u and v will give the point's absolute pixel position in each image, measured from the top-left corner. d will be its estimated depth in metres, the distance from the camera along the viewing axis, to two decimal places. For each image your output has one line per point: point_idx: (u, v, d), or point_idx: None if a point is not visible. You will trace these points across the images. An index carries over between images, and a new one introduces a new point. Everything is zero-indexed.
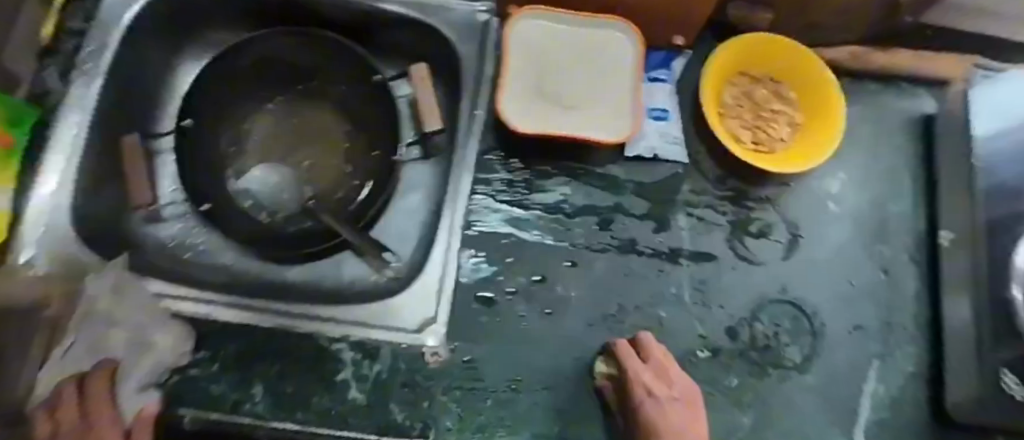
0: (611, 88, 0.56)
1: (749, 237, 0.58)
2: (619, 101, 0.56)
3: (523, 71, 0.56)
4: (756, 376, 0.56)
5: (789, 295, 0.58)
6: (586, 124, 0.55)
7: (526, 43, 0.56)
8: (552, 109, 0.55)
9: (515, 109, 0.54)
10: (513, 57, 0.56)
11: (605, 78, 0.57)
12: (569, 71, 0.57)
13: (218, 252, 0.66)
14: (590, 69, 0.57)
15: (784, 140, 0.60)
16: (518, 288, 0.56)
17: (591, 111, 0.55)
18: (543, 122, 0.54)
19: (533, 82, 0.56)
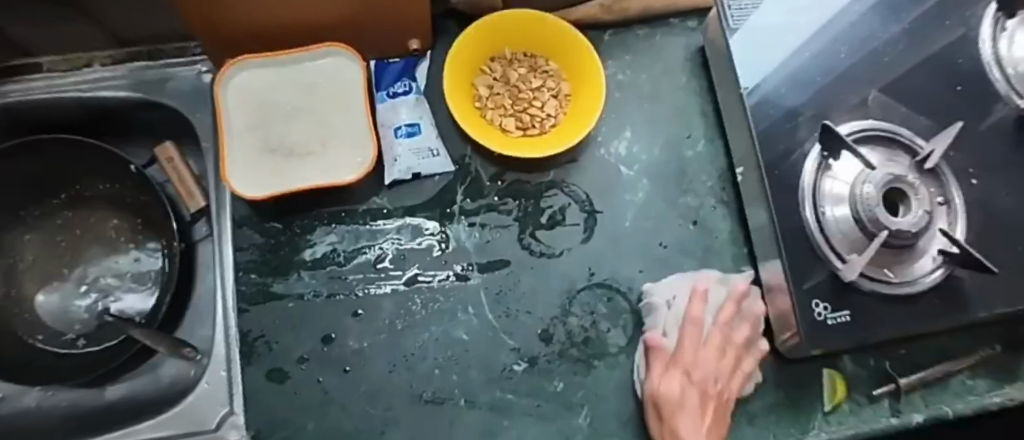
0: (347, 120, 0.52)
1: (541, 230, 0.55)
2: (357, 131, 0.52)
3: (250, 130, 0.52)
4: (583, 372, 0.53)
5: (597, 277, 0.55)
6: (326, 169, 0.51)
7: (247, 99, 0.52)
8: (289, 163, 0.52)
9: (246, 174, 0.50)
10: (235, 118, 0.52)
11: (340, 110, 0.53)
12: (302, 115, 0.53)
13: (20, 393, 0.61)
14: (323, 106, 0.53)
15: (554, 116, 0.56)
16: (309, 354, 0.51)
17: (331, 152, 0.52)
18: (280, 180, 0.51)
19: (264, 139, 0.52)
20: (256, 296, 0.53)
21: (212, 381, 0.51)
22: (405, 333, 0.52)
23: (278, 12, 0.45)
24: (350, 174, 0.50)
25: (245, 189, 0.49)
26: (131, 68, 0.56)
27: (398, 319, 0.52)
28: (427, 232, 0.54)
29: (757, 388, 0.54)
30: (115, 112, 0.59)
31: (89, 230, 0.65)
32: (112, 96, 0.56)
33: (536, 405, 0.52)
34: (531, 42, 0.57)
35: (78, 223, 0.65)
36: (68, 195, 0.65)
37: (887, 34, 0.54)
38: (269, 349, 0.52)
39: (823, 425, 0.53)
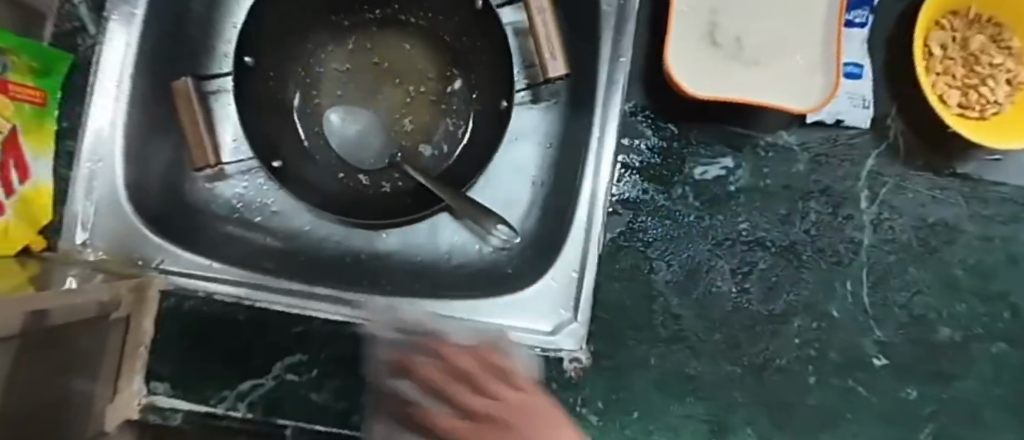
0: (801, 35, 0.44)
1: (940, 225, 0.48)
2: (811, 52, 0.44)
3: (692, 12, 0.44)
4: (940, 387, 0.47)
5: (985, 294, 0.48)
6: (767, 87, 0.43)
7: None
8: (731, 67, 0.43)
9: (682, 67, 0.43)
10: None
11: (797, 22, 0.44)
12: (752, 14, 0.44)
13: (293, 214, 0.55)
14: (779, 13, 0.44)
15: (999, 104, 0.48)
16: (675, 280, 0.45)
17: (778, 69, 0.44)
18: (719, 84, 0.43)
19: (706, 28, 0.44)
20: (629, 201, 0.45)
21: (556, 278, 0.45)
22: (777, 291, 0.46)
23: None
24: (797, 104, 0.42)
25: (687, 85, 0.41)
26: None
27: (774, 273, 0.46)
28: (826, 189, 0.47)
29: None
30: None
31: (395, 58, 0.56)
32: None
33: (883, 406, 0.47)
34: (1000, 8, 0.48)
35: (379, 50, 0.56)
36: (383, 13, 0.56)
37: None
38: (638, 264, 0.45)
39: None
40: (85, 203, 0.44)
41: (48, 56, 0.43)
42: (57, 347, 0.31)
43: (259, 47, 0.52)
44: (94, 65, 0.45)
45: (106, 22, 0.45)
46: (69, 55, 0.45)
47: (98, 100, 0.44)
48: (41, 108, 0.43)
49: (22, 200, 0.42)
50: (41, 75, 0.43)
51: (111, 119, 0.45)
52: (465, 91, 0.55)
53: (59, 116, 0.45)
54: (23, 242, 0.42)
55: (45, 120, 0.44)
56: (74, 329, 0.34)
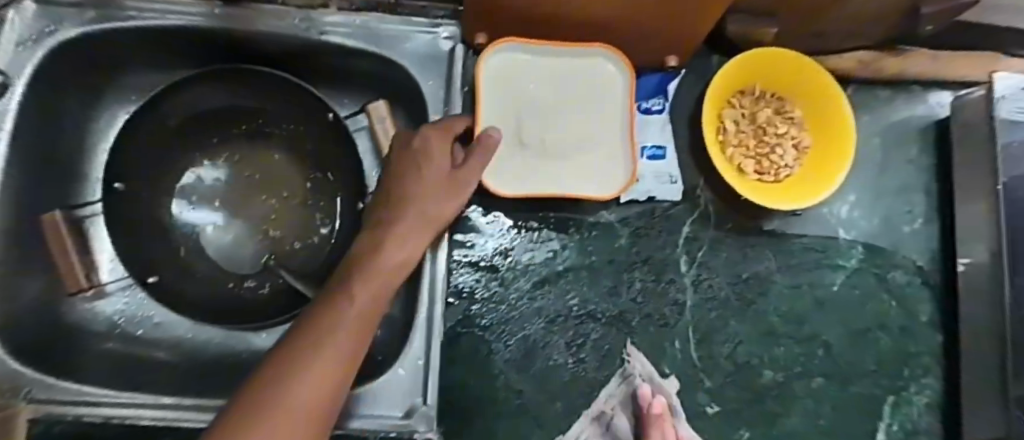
0: (603, 128, 0.50)
1: (753, 279, 0.54)
2: (613, 142, 0.49)
3: (501, 117, 0.49)
4: (769, 425, 0.53)
5: (798, 335, 0.54)
6: (575, 178, 0.49)
7: (505, 81, 0.49)
8: (541, 163, 0.48)
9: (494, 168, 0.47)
10: (489, 100, 0.49)
11: (594, 115, 0.50)
12: (558, 112, 0.50)
13: (174, 323, 0.59)
14: (577, 109, 0.50)
15: (789, 167, 0.54)
16: (513, 355, 0.50)
17: (584, 160, 0.49)
18: (530, 181, 0.48)
19: (516, 130, 0.49)
20: (466, 290, 0.50)
21: (406, 367, 0.48)
22: (611, 355, 0.51)
23: None
24: (602, 190, 0.48)
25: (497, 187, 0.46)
26: (369, 18, 0.53)
27: (606, 341, 0.51)
28: (648, 259, 0.52)
29: None
30: (327, 58, 0.55)
31: (267, 171, 0.62)
32: (336, 43, 0.53)
33: None
34: (780, 84, 0.56)
35: (246, 162, 0.61)
36: (248, 127, 0.61)
37: None
38: (480, 348, 0.50)
39: None
40: None
41: None
42: None
43: (126, 170, 0.55)
44: None
45: None
46: None
47: None
48: None
49: None
50: None
51: None
52: (328, 194, 0.61)
53: None
54: None
55: None
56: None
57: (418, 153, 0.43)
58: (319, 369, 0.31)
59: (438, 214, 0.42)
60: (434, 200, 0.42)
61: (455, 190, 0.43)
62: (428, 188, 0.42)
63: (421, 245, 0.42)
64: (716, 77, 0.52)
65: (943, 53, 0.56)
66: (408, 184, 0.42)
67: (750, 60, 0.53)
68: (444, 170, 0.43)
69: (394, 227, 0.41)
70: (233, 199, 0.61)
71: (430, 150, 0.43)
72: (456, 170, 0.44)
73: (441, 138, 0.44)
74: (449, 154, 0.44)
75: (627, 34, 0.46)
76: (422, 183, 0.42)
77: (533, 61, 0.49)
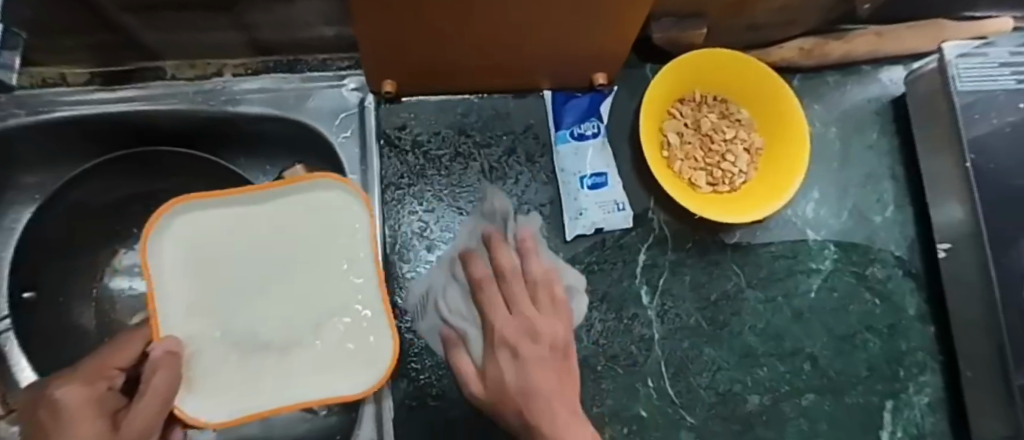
0: (342, 284, 0.37)
1: (722, 298, 0.50)
2: (358, 306, 0.37)
3: (193, 309, 0.36)
4: None
5: (780, 352, 0.50)
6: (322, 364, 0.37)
7: (189, 261, 0.35)
8: (261, 364, 0.37)
9: (193, 384, 0.35)
10: (175, 290, 0.35)
11: (339, 268, 0.38)
12: (281, 281, 0.38)
13: None
14: (317, 263, 0.38)
15: (744, 173, 0.50)
16: (474, 425, 0.45)
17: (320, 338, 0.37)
18: (246, 392, 0.36)
19: (217, 322, 0.36)
20: (412, 362, 0.46)
21: None
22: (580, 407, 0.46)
23: (507, 12, 0.34)
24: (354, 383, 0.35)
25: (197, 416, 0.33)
26: (271, 80, 0.50)
27: None
28: (604, 296, 0.48)
29: None
30: (235, 128, 0.52)
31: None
32: (244, 111, 0.49)
33: None
34: (719, 86, 0.52)
35: None
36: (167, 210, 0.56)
37: None
38: (432, 421, 0.45)
39: None
40: None
41: None
42: None
43: (33, 278, 0.51)
44: None
45: None
46: None
47: None
48: None
49: None
50: None
51: None
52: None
53: None
54: None
55: None
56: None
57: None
58: None
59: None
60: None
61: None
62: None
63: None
64: (650, 91, 0.47)
65: (886, 28, 0.53)
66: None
67: (684, 65, 0.49)
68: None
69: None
70: None
71: (65, 420, 0.25)
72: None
73: (75, 394, 0.26)
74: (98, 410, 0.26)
75: (539, 63, 0.45)
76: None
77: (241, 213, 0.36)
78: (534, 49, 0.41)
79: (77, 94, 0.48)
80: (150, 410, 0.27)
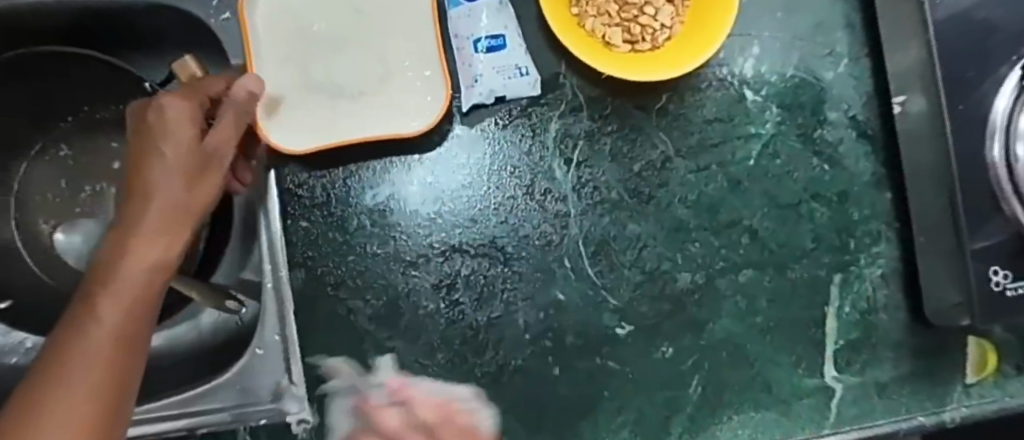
0: (410, 46, 0.41)
1: (649, 170, 0.46)
2: (417, 67, 0.41)
3: (285, 60, 0.41)
4: (693, 333, 0.46)
5: (715, 225, 0.46)
6: (387, 112, 0.41)
7: (275, 18, 0.41)
8: (332, 110, 0.41)
9: (285, 119, 0.40)
10: (272, 43, 0.41)
11: (402, 32, 0.42)
12: (349, 44, 0.42)
13: None
14: (383, 32, 0.42)
15: (666, 27, 0.45)
16: (378, 312, 0.43)
17: (392, 90, 0.41)
18: (325, 131, 0.40)
19: (295, 74, 0.41)
20: (306, 248, 0.43)
21: (263, 346, 0.43)
22: (492, 291, 0.44)
23: None
24: (413, 123, 0.40)
25: (282, 142, 0.39)
26: None
27: (481, 275, 0.44)
28: (514, 171, 0.44)
29: (891, 356, 0.46)
30: (115, 21, 0.48)
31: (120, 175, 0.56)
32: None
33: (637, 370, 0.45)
34: None
35: (91, 165, 0.56)
36: (77, 118, 0.55)
37: None
38: (335, 309, 0.43)
39: (963, 397, 0.46)
40: None
41: None
42: None
43: None
44: None
45: None
46: None
47: None
48: None
49: None
50: None
51: None
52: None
53: None
54: None
55: None
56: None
57: (154, 123, 0.30)
58: (143, 237, 0.28)
59: (192, 204, 0.30)
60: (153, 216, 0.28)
61: (199, 183, 0.30)
62: (161, 174, 0.28)
63: (168, 248, 0.28)
64: None
65: None
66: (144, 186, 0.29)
67: None
68: (187, 143, 0.30)
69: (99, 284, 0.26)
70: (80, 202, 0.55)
71: (174, 113, 0.30)
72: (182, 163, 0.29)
73: (179, 101, 0.31)
74: (196, 117, 0.32)
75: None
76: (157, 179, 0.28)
77: None
78: None
79: None
80: (226, 132, 0.33)
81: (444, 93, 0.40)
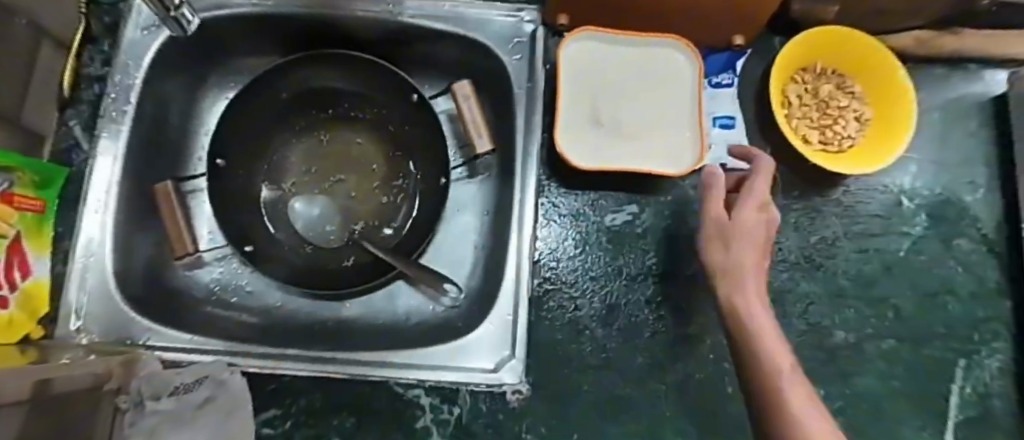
0: (674, 113, 0.54)
1: (822, 243, 0.56)
2: (677, 125, 0.53)
3: (577, 100, 0.54)
4: (842, 383, 0.54)
5: (868, 297, 0.56)
6: (650, 154, 0.52)
7: (576, 68, 0.54)
8: (607, 143, 0.53)
9: (573, 144, 0.52)
10: (570, 84, 0.54)
11: (668, 98, 0.54)
12: (626, 98, 0.54)
13: (264, 292, 0.63)
14: (654, 95, 0.54)
15: (853, 137, 0.57)
16: (597, 311, 0.52)
17: (653, 140, 0.53)
18: (601, 158, 0.52)
19: (582, 111, 0.53)
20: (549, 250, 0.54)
21: (496, 322, 0.51)
22: (690, 312, 0.53)
23: None
24: (673, 166, 0.51)
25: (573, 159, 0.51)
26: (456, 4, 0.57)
27: (684, 298, 0.53)
28: None
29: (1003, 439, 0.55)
30: (412, 43, 0.61)
31: (358, 165, 0.66)
32: (426, 26, 0.58)
33: None
34: (840, 60, 0.58)
35: (336, 151, 0.66)
36: (334, 112, 0.66)
37: None
38: (563, 302, 0.52)
39: None
40: (79, 294, 0.51)
41: (48, 172, 0.51)
42: (52, 409, 0.33)
43: (227, 150, 0.61)
44: (87, 164, 0.53)
45: (96, 135, 0.53)
46: (67, 168, 0.54)
47: (90, 194, 0.52)
48: (39, 214, 0.50)
49: (21, 295, 0.48)
50: (39, 187, 0.50)
51: (103, 213, 0.52)
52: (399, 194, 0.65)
53: (53, 218, 0.52)
54: (24, 331, 0.47)
55: (42, 224, 0.51)
56: (70, 398, 0.37)
57: None
58: None
59: None
60: (752, 248, 0.42)
61: None
62: None
63: None
64: (783, 53, 0.55)
65: (998, 33, 0.59)
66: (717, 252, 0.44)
67: (813, 38, 0.56)
68: None
69: (740, 275, 0.42)
70: (312, 180, 0.65)
71: None
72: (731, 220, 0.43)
73: None
74: None
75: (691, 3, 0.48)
76: (744, 247, 0.42)
77: (614, 50, 0.55)
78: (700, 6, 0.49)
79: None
80: None
81: (700, 149, 0.51)
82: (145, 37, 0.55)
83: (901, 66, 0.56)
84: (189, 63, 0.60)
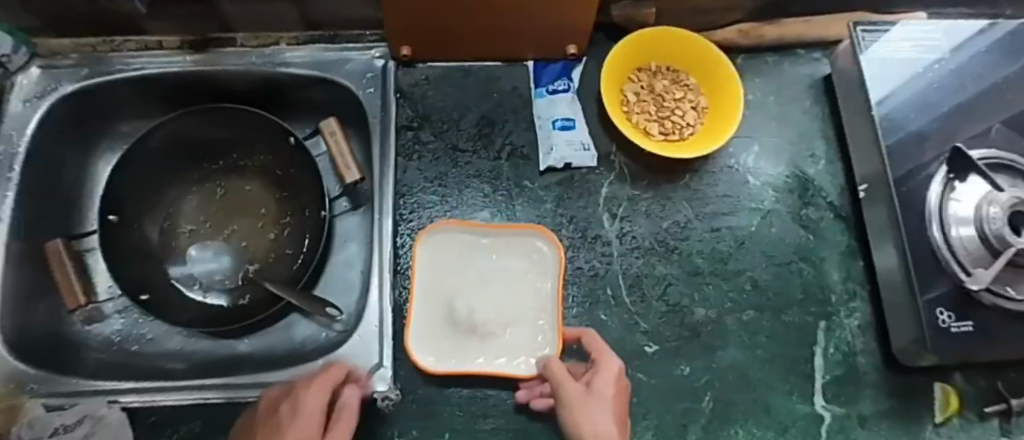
0: (533, 292, 0.54)
1: (675, 226, 0.59)
2: (536, 308, 0.54)
3: (435, 320, 0.54)
4: (709, 357, 0.56)
5: (725, 273, 0.58)
6: (510, 348, 0.53)
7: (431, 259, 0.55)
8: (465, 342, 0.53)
9: (429, 348, 0.52)
10: (424, 277, 0.55)
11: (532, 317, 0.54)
12: (485, 286, 0.55)
13: (165, 337, 0.66)
14: (514, 282, 0.55)
15: (691, 125, 0.61)
16: None
17: (517, 334, 0.53)
18: (457, 357, 0.52)
19: (437, 299, 0.54)
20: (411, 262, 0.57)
21: (364, 333, 0.54)
22: None
23: None
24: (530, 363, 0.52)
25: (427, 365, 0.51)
26: (312, 49, 0.64)
27: None
28: (573, 217, 0.58)
29: (871, 394, 0.56)
30: (284, 89, 0.66)
31: (251, 209, 0.71)
32: (290, 72, 0.63)
33: (663, 385, 0.54)
34: (674, 58, 0.64)
35: (231, 198, 0.71)
36: (227, 161, 0.72)
37: (1004, 74, 0.61)
38: None
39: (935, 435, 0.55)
40: None
41: None
42: None
43: (120, 207, 0.66)
44: None
45: None
46: None
47: None
48: None
49: None
50: None
51: None
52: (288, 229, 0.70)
53: None
54: None
55: None
56: None
57: None
58: None
59: None
60: (608, 407, 0.39)
61: None
62: None
63: None
64: (613, 56, 0.60)
65: (812, 20, 0.65)
66: (579, 420, 0.38)
67: (639, 41, 0.61)
68: None
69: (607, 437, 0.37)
70: (207, 231, 0.70)
71: None
72: (590, 392, 0.41)
73: None
74: None
75: (516, 20, 0.55)
76: (604, 410, 0.39)
77: (471, 241, 0.56)
78: (515, 16, 0.54)
79: (169, 57, 0.64)
80: None
81: (558, 345, 0.51)
82: (28, 107, 0.61)
83: (723, 57, 0.61)
84: (77, 129, 0.65)
